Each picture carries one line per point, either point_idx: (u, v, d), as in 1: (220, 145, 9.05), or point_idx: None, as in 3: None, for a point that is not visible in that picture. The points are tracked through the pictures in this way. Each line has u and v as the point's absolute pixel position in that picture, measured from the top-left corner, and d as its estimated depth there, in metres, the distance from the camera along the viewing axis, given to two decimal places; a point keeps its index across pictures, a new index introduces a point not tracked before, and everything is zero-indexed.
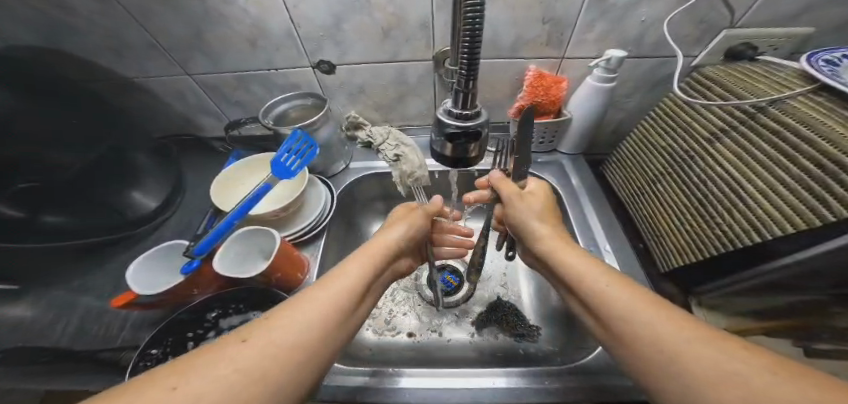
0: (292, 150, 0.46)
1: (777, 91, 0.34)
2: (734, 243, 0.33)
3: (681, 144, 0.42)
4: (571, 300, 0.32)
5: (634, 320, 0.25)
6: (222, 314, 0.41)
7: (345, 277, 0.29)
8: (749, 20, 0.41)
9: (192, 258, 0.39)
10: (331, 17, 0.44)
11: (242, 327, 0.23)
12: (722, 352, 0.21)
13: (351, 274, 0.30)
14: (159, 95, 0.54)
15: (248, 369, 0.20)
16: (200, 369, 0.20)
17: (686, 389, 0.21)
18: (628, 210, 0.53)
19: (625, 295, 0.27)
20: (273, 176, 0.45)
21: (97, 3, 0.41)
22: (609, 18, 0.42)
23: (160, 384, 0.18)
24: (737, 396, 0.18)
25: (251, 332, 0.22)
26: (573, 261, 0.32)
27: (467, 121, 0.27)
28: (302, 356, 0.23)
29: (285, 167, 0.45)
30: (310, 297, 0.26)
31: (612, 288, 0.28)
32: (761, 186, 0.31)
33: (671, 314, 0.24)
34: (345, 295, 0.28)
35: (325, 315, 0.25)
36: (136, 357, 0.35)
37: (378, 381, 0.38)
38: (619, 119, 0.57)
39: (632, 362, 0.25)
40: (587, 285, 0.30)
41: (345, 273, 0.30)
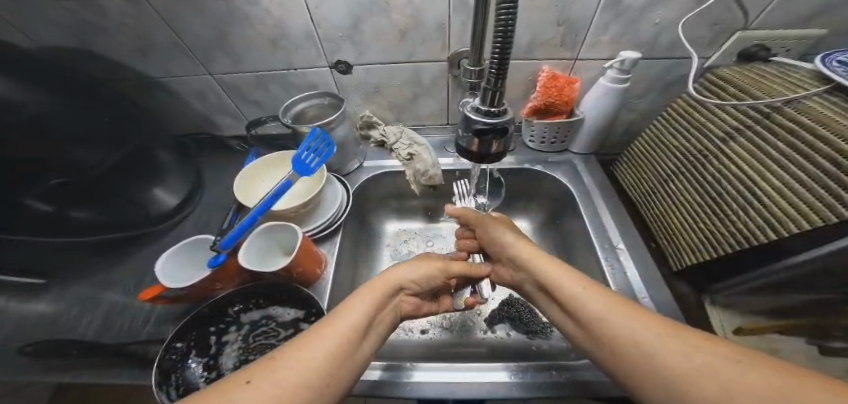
0: (311, 148, 0.47)
1: (792, 91, 0.35)
2: (750, 240, 0.34)
3: (695, 143, 0.43)
4: (548, 305, 0.34)
5: (614, 329, 0.26)
6: (244, 309, 0.43)
7: (362, 309, 0.31)
8: (759, 23, 0.42)
9: (219, 252, 0.41)
10: (351, 18, 0.45)
11: (249, 366, 0.23)
12: (687, 345, 0.22)
13: (349, 321, 0.29)
14: (178, 94, 0.55)
15: None
16: None
17: (668, 384, 0.22)
18: (639, 208, 0.54)
19: (598, 299, 0.29)
20: (294, 173, 0.46)
21: (124, 5, 0.42)
22: (622, 21, 0.43)
23: None
24: (712, 389, 0.20)
25: (255, 373, 0.22)
26: (550, 271, 0.34)
27: (494, 118, 0.27)
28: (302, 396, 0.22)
29: (305, 164, 0.46)
30: (315, 335, 0.26)
31: (585, 292, 0.30)
32: (776, 185, 0.32)
33: (646, 318, 0.26)
34: (350, 334, 0.28)
35: (327, 355, 0.25)
36: (162, 351, 0.36)
37: (394, 375, 0.39)
38: (629, 120, 0.58)
39: (616, 362, 0.26)
40: (564, 289, 0.32)
41: (348, 311, 0.30)
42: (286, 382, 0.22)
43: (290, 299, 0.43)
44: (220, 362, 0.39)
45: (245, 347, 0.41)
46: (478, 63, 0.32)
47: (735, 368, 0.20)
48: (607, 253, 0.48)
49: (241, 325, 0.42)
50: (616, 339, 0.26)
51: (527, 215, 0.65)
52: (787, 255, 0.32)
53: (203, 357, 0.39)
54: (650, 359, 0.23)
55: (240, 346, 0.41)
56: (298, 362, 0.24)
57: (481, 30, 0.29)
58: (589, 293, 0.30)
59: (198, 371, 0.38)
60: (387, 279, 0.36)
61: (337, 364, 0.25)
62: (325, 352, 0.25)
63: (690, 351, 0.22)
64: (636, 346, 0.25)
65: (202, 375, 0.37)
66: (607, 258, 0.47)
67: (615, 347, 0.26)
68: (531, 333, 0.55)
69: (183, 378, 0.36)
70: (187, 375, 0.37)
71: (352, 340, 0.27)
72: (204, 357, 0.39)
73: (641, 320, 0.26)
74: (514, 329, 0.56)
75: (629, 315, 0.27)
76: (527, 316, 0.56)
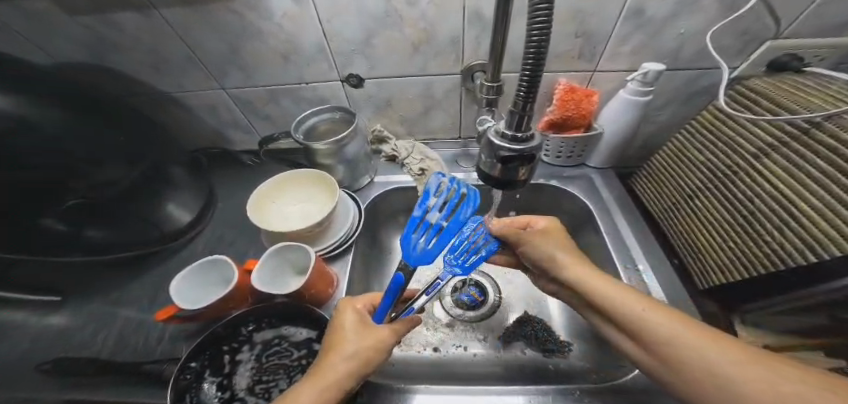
0: (420, 222, 0.40)
1: (832, 105, 0.33)
2: (786, 262, 0.32)
3: (723, 159, 0.41)
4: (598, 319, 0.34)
5: (647, 326, 0.28)
6: (257, 328, 0.40)
7: (349, 346, 0.31)
8: (795, 30, 0.41)
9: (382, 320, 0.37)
10: (363, 33, 0.45)
11: (304, 385, 0.28)
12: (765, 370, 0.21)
13: (350, 359, 0.30)
14: (193, 109, 0.55)
15: None
16: None
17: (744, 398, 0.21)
18: (660, 225, 0.52)
19: (664, 323, 0.27)
20: (405, 262, 0.38)
21: (139, 19, 0.42)
22: (645, 31, 0.42)
23: None
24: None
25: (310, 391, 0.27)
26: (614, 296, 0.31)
27: (519, 143, 0.26)
28: None
29: (414, 242, 0.39)
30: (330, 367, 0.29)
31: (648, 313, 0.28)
32: (814, 206, 0.30)
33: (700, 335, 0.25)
34: (352, 372, 0.29)
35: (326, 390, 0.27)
36: (176, 371, 0.34)
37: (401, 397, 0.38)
38: (649, 132, 0.56)
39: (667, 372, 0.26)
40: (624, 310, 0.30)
41: (336, 355, 0.30)
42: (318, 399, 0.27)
43: (302, 318, 0.41)
44: (233, 382, 0.37)
45: (258, 368, 0.38)
46: (495, 79, 0.37)
47: (797, 387, 0.20)
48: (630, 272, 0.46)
49: (254, 344, 0.39)
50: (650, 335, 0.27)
51: None
52: (829, 277, 0.29)
53: (217, 377, 0.36)
54: (691, 364, 0.24)
55: (254, 366, 0.38)
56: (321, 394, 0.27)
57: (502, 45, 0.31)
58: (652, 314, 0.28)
59: (211, 392, 0.35)
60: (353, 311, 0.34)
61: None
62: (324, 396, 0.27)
63: (727, 356, 0.23)
64: (685, 358, 0.25)
65: (216, 396, 0.35)
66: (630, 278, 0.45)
67: (654, 349, 0.27)
68: (547, 351, 0.52)
69: (197, 399, 0.34)
70: (200, 396, 0.34)
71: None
72: (218, 377, 0.36)
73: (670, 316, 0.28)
74: (529, 348, 0.54)
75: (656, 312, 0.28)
76: (544, 334, 0.54)
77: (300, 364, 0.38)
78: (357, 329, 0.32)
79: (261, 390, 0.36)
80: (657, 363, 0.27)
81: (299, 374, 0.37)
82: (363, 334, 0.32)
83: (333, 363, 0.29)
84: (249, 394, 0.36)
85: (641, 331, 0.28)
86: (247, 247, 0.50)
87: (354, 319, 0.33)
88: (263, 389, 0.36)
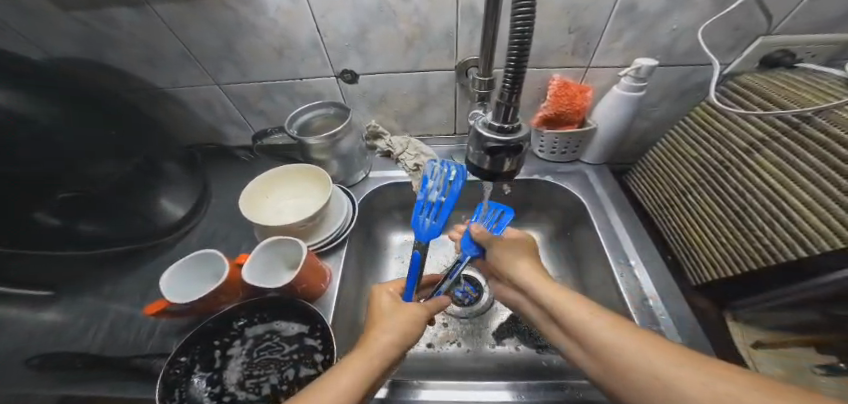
0: (424, 204, 0.40)
1: (822, 100, 0.33)
2: (777, 258, 0.32)
3: (716, 155, 0.41)
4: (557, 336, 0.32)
5: (596, 340, 0.27)
6: (248, 323, 0.40)
7: (392, 321, 0.32)
8: (787, 27, 0.41)
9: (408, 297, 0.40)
10: (356, 28, 0.45)
11: (355, 352, 0.28)
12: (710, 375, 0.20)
13: (393, 331, 0.31)
14: (187, 105, 0.55)
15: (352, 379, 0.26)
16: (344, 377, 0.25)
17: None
18: (654, 221, 0.52)
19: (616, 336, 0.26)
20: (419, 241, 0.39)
21: (131, 14, 0.42)
22: (638, 27, 0.42)
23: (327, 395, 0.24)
24: None
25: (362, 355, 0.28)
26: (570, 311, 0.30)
27: (507, 134, 0.26)
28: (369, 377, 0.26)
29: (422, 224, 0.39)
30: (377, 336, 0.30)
31: (601, 329, 0.27)
32: (805, 200, 0.30)
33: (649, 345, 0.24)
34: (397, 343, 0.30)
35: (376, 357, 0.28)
36: (165, 366, 0.35)
37: (398, 393, 0.38)
38: (644, 128, 0.56)
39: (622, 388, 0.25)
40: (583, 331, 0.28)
41: (384, 327, 0.31)
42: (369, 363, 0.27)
43: (294, 313, 0.41)
44: (224, 377, 0.37)
45: (249, 362, 0.38)
46: (488, 73, 0.37)
47: (740, 389, 0.18)
48: (622, 269, 0.46)
49: (245, 339, 0.40)
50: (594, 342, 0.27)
51: (538, 226, 0.63)
52: (827, 271, 0.29)
53: (207, 372, 0.36)
54: (641, 372, 0.23)
55: (244, 361, 0.38)
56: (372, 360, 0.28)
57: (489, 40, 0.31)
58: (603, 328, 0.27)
59: (201, 387, 0.35)
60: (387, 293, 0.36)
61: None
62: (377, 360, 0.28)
63: (668, 361, 0.22)
64: (632, 365, 0.24)
65: (205, 391, 0.35)
66: (623, 275, 0.45)
67: (602, 357, 0.26)
68: (541, 348, 0.52)
69: (186, 393, 0.34)
70: (190, 390, 0.35)
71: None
72: (208, 372, 0.36)
73: (614, 324, 0.27)
74: (523, 344, 0.54)
75: (604, 321, 0.28)
76: (537, 330, 0.54)
77: (291, 359, 0.38)
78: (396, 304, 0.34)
79: (251, 384, 0.36)
80: (604, 370, 0.26)
81: (290, 368, 0.37)
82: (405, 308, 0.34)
83: (381, 343, 0.29)
84: (239, 389, 0.36)
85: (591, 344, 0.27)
86: (241, 242, 0.51)
87: (401, 306, 0.34)
88: (253, 384, 0.36)
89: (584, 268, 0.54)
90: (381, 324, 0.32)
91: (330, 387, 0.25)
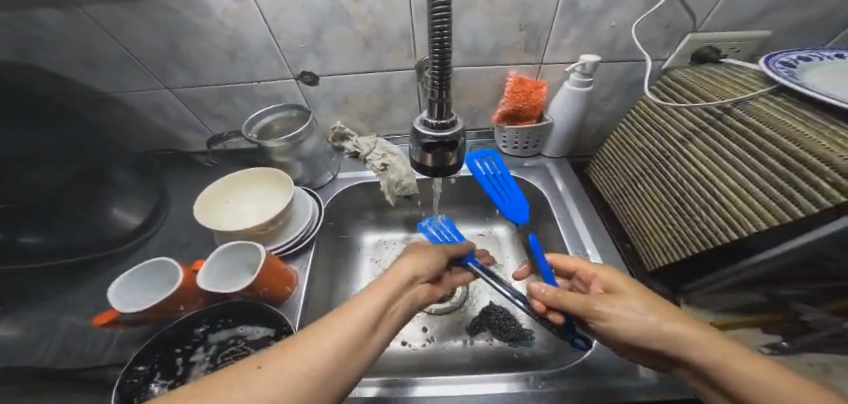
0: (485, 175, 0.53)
1: (741, 92, 0.36)
2: (714, 242, 0.33)
3: (657, 145, 0.43)
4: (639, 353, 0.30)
5: (678, 338, 0.25)
6: (210, 329, 0.39)
7: (409, 272, 0.33)
8: (712, 24, 0.44)
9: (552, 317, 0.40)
10: (310, 29, 0.45)
11: (375, 287, 0.30)
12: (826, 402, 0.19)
13: (405, 277, 0.32)
14: (138, 110, 0.55)
15: (370, 307, 0.26)
16: (358, 306, 0.26)
17: None
18: (612, 211, 0.53)
19: (703, 340, 0.24)
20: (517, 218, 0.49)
21: (66, 17, 0.41)
22: (581, 24, 0.43)
23: (349, 317, 0.25)
24: None
25: (378, 289, 0.29)
26: (640, 311, 0.28)
27: (442, 130, 0.27)
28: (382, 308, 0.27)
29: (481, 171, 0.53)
30: (393, 282, 0.31)
31: (681, 331, 0.25)
32: (732, 185, 0.32)
33: (739, 354, 0.23)
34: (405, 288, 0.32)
35: (387, 291, 0.29)
36: (121, 375, 0.33)
37: (388, 392, 0.36)
38: (600, 122, 0.59)
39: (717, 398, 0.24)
40: (658, 329, 0.26)
41: (401, 271, 0.33)
42: (383, 299, 0.28)
43: (258, 317, 0.40)
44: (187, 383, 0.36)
45: (213, 368, 0.38)
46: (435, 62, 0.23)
47: None
48: (579, 258, 0.47)
49: (209, 346, 0.39)
50: (656, 332, 0.26)
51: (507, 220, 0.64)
52: (753, 252, 0.31)
53: (168, 380, 0.36)
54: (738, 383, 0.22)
55: (208, 367, 0.38)
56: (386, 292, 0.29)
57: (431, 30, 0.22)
58: (682, 328, 0.26)
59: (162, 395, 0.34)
60: (423, 255, 0.37)
61: (346, 361, 0.22)
62: (384, 299, 0.28)
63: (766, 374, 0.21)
64: (718, 369, 0.23)
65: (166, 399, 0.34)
66: None
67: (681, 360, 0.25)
68: (512, 341, 0.53)
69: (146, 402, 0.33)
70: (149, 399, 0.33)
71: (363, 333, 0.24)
72: (169, 380, 0.36)
73: (681, 322, 0.26)
74: (495, 337, 0.54)
75: (675, 319, 0.27)
76: (508, 323, 0.54)
77: None
78: (416, 259, 0.36)
79: None
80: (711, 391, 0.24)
81: None
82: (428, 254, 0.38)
83: (391, 282, 0.31)
84: None
85: (673, 345, 0.25)
86: (202, 248, 0.50)
87: (404, 257, 0.36)
88: None
89: None
90: (389, 271, 0.33)
91: (348, 309, 0.25)
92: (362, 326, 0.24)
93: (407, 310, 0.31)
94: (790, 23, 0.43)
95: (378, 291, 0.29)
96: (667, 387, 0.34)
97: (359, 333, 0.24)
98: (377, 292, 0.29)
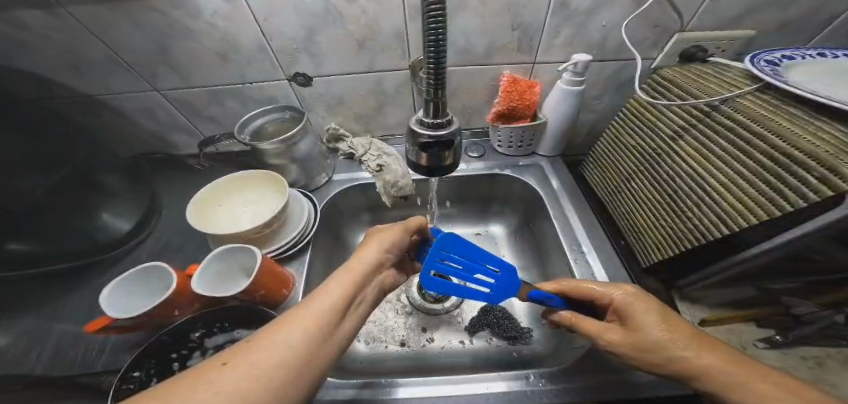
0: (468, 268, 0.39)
1: (728, 90, 0.37)
2: (705, 236, 0.34)
3: (648, 143, 0.44)
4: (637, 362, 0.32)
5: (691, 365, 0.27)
6: (207, 333, 0.38)
7: (367, 255, 0.33)
8: (698, 24, 0.45)
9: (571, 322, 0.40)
10: (303, 30, 0.45)
11: (335, 276, 0.29)
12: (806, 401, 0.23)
13: (365, 262, 0.32)
14: (128, 113, 0.54)
15: (333, 302, 0.27)
16: (320, 301, 0.26)
17: None
18: (605, 207, 0.54)
19: (715, 365, 0.26)
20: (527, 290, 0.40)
21: (49, 18, 0.40)
22: (573, 24, 0.44)
23: (313, 313, 0.25)
24: None
25: (339, 279, 0.29)
26: (654, 338, 0.29)
27: (438, 130, 0.27)
28: (344, 300, 0.27)
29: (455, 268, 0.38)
30: (354, 270, 0.31)
31: (693, 358, 0.27)
32: (721, 180, 0.33)
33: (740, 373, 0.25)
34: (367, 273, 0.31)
35: (349, 282, 0.29)
36: (117, 381, 0.32)
37: (380, 393, 0.36)
38: (592, 120, 0.60)
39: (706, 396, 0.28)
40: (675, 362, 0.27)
41: (364, 256, 0.33)
42: (346, 291, 0.28)
43: (254, 320, 0.39)
44: None
45: None
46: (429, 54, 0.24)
47: None
48: (575, 255, 0.48)
49: (205, 350, 0.37)
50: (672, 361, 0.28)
51: (502, 219, 0.65)
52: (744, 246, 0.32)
53: None
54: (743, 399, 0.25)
55: None
56: (349, 282, 0.29)
57: (425, 26, 0.23)
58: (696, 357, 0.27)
59: None
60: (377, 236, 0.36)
61: (317, 353, 0.23)
62: (346, 288, 0.28)
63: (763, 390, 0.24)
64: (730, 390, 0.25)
65: None
66: (576, 261, 0.47)
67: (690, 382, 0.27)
68: (511, 340, 0.53)
69: None
70: None
71: (330, 324, 0.25)
72: None
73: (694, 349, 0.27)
74: (494, 337, 0.54)
75: (684, 342, 0.28)
76: (507, 322, 0.54)
77: None
78: (379, 244, 0.34)
79: None
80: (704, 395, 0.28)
81: None
82: (385, 232, 0.36)
83: (355, 271, 0.31)
84: None
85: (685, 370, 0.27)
86: (196, 252, 0.49)
87: (369, 243, 0.35)
88: None
89: (544, 257, 0.55)
90: (354, 257, 0.33)
91: (312, 302, 0.26)
92: (327, 317, 0.25)
93: (372, 295, 0.32)
94: (773, 23, 0.45)
95: (338, 280, 0.29)
96: (666, 381, 0.35)
97: (326, 330, 0.25)
98: (337, 281, 0.29)
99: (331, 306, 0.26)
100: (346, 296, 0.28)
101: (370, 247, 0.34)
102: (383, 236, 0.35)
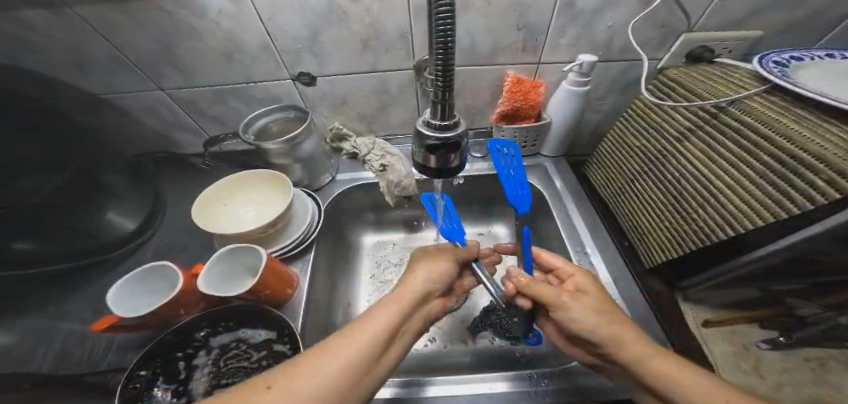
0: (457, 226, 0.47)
1: (735, 91, 0.37)
2: (710, 237, 0.34)
3: (653, 144, 0.44)
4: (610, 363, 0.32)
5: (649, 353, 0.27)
6: (213, 332, 0.39)
7: (413, 284, 0.34)
8: (705, 24, 0.44)
9: None
10: (307, 30, 0.45)
11: (379, 303, 0.30)
12: None
13: (413, 291, 0.33)
14: (131, 112, 0.54)
15: (377, 328, 0.27)
16: (364, 327, 0.27)
17: None
18: (608, 208, 0.54)
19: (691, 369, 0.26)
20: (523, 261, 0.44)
21: (53, 17, 0.40)
22: (579, 24, 0.44)
23: (356, 338, 0.25)
24: None
25: (382, 306, 0.30)
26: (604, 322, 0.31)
27: (446, 131, 0.27)
28: (387, 326, 0.28)
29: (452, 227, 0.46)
30: (400, 297, 0.31)
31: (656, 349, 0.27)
32: (728, 181, 0.33)
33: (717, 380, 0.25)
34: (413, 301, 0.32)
35: (394, 309, 0.30)
36: (123, 380, 0.32)
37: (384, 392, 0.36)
38: (596, 120, 0.59)
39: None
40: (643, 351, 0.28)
41: (411, 285, 0.34)
42: (391, 318, 0.29)
43: (258, 320, 0.39)
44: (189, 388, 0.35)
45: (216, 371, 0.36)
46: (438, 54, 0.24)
47: None
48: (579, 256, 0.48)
49: (210, 349, 0.38)
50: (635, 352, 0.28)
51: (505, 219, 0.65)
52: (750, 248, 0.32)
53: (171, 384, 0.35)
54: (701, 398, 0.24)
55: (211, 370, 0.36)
56: (394, 310, 0.30)
57: (435, 26, 0.22)
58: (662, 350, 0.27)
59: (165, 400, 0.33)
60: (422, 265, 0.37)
61: (356, 384, 0.23)
62: (392, 316, 0.29)
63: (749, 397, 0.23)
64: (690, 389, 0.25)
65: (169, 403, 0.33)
66: (580, 261, 0.47)
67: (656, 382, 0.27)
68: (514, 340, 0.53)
69: None
70: None
71: (374, 352, 0.25)
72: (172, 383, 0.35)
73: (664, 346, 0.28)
74: (497, 337, 0.54)
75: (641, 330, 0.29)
76: None
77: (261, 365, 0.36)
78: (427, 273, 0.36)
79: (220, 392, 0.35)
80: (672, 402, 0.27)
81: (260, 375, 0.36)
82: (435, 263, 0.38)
83: (403, 300, 0.31)
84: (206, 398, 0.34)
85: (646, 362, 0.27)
86: (200, 252, 0.49)
87: (416, 271, 0.36)
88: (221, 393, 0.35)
89: None
90: (404, 285, 0.34)
91: (355, 328, 0.26)
92: (371, 343, 0.26)
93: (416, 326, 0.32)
94: (780, 24, 0.44)
95: (382, 306, 0.30)
96: None
97: (368, 359, 0.25)
98: (382, 307, 0.30)
99: (374, 332, 0.27)
100: (392, 324, 0.28)
101: (419, 275, 0.35)
102: (431, 267, 0.37)
